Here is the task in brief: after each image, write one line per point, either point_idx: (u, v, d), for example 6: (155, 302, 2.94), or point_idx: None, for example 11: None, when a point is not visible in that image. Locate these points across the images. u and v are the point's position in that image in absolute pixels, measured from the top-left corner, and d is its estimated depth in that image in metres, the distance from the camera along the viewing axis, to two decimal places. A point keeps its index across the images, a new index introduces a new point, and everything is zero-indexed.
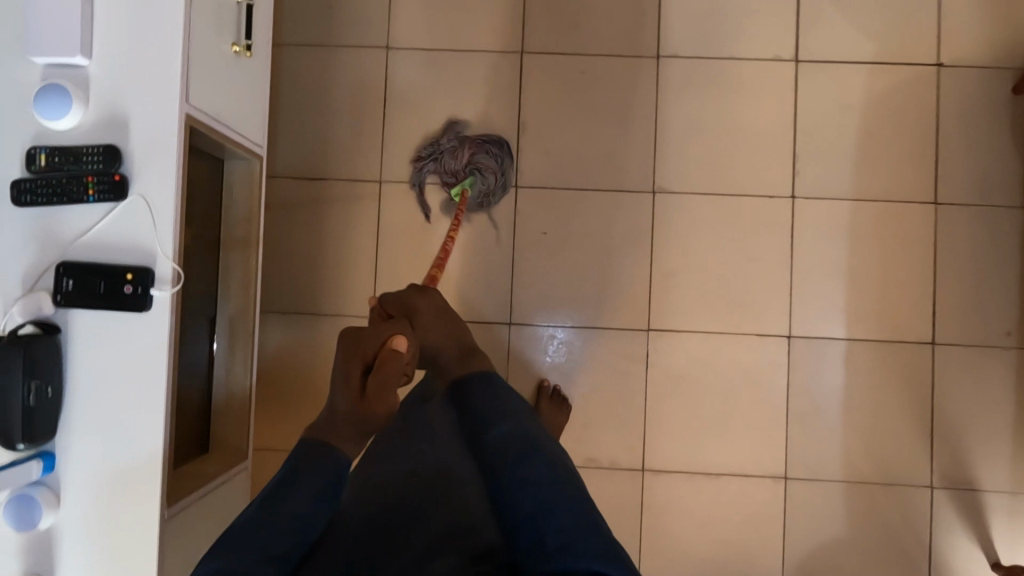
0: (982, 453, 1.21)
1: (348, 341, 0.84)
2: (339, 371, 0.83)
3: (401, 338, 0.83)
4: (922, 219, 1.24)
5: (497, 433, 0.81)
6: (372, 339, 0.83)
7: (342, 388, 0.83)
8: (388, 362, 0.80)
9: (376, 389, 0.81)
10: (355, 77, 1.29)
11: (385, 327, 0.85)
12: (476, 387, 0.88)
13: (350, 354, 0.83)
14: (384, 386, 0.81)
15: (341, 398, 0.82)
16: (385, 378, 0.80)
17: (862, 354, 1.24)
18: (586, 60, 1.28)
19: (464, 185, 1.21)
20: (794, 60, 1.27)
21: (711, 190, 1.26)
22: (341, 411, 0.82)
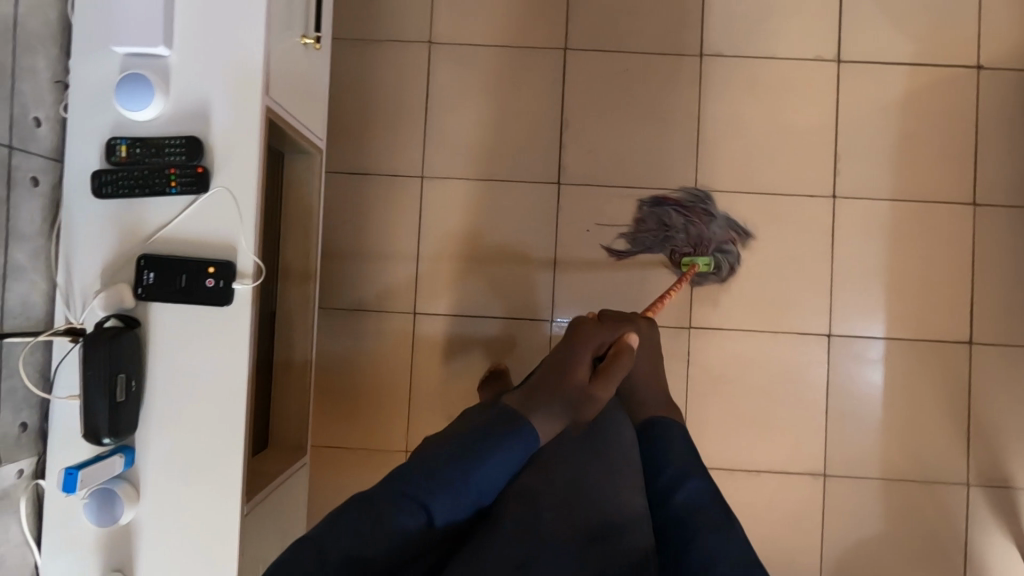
0: (1018, 452, 1.23)
1: (587, 327, 0.90)
2: (568, 351, 0.86)
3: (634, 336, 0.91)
4: (962, 220, 1.26)
5: (683, 487, 0.71)
6: (601, 333, 0.89)
7: (573, 363, 0.84)
8: (624, 352, 0.87)
9: (610, 370, 0.84)
10: (398, 72, 1.28)
11: (617, 325, 0.92)
12: (663, 437, 0.81)
13: (588, 339, 0.88)
14: (616, 371, 0.84)
15: (573, 372, 0.83)
16: (621, 363, 0.85)
17: (901, 353, 1.25)
18: (630, 57, 1.28)
19: (699, 262, 1.22)
20: (836, 60, 1.28)
21: (753, 189, 1.27)
22: (566, 381, 0.81)
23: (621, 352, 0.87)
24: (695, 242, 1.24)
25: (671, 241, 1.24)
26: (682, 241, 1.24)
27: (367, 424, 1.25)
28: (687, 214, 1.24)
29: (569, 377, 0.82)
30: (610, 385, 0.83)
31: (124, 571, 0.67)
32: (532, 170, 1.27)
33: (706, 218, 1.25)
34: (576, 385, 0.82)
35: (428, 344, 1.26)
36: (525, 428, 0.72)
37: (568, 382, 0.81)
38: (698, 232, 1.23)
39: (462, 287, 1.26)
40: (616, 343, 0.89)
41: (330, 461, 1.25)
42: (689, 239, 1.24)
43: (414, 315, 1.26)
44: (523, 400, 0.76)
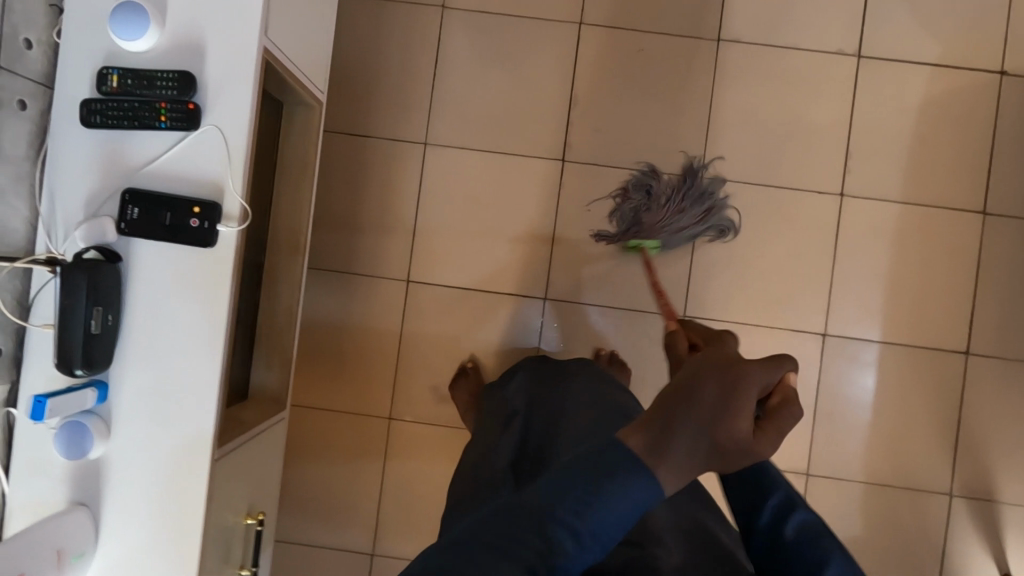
0: (1004, 466, 1.22)
1: (754, 363, 0.56)
2: (716, 370, 0.56)
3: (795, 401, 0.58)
4: (970, 227, 1.23)
5: (792, 519, 0.60)
6: (767, 372, 0.57)
7: (734, 382, 0.55)
8: (791, 406, 0.58)
9: (767, 424, 0.56)
10: (408, 35, 1.25)
11: (782, 366, 0.58)
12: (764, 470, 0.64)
13: (752, 373, 0.56)
14: (779, 427, 0.57)
15: (714, 388, 0.55)
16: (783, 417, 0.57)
17: (896, 358, 1.23)
18: (645, 37, 1.25)
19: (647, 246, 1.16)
20: (855, 55, 1.25)
21: (760, 181, 1.25)
22: (716, 432, 0.53)
23: (783, 405, 0.58)
24: (661, 229, 1.14)
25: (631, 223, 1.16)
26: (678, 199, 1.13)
27: (355, 388, 1.25)
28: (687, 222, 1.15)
29: (716, 409, 0.54)
30: (767, 431, 0.56)
31: (90, 507, 0.67)
32: (537, 145, 1.25)
33: (678, 218, 1.13)
34: (722, 422, 0.54)
35: (420, 313, 1.25)
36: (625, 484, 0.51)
37: (716, 418, 0.54)
38: (681, 225, 1.14)
39: (459, 257, 1.26)
40: (779, 386, 0.60)
41: (313, 423, 1.25)
42: (691, 219, 1.14)
43: (407, 283, 1.25)
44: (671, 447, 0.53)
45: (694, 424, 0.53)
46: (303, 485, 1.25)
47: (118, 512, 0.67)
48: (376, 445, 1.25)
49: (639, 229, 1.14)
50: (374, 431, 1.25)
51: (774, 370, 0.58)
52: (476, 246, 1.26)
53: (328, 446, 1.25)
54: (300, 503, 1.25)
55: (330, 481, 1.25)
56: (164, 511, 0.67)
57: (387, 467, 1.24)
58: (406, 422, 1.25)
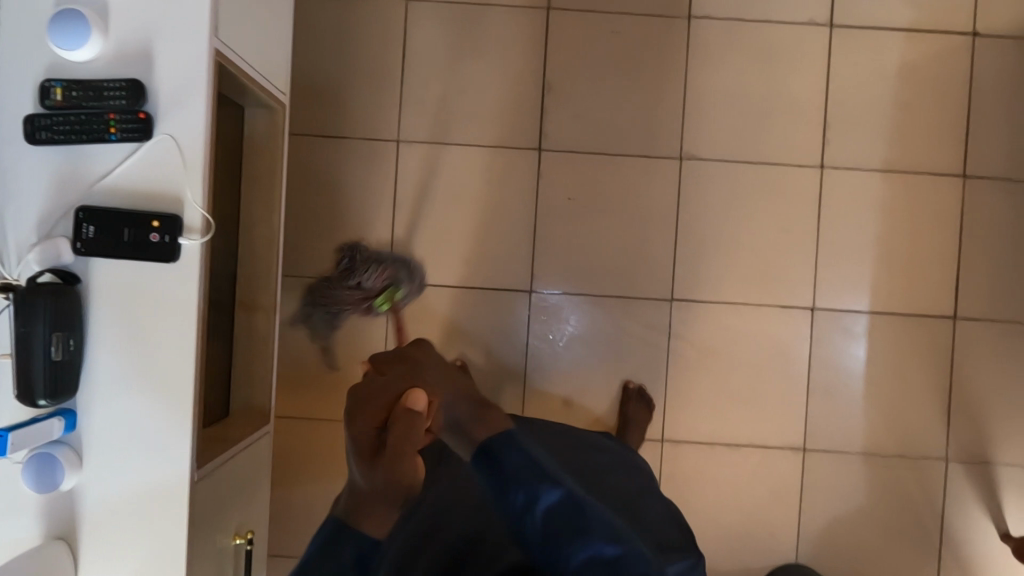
0: (999, 428, 1.22)
1: (365, 387, 0.68)
2: (361, 409, 0.65)
3: (417, 398, 0.65)
4: (951, 191, 1.23)
5: (538, 506, 0.64)
6: (380, 393, 0.67)
7: (352, 436, 0.65)
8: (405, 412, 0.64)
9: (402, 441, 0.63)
10: (371, 30, 1.22)
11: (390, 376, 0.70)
12: (511, 448, 0.67)
13: (364, 415, 0.65)
14: (400, 445, 0.63)
15: (360, 420, 0.66)
16: (404, 429, 0.63)
17: (885, 327, 1.23)
18: (615, 18, 1.22)
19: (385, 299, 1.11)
20: (827, 25, 1.23)
21: (739, 158, 1.23)
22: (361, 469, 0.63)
23: (400, 419, 0.64)
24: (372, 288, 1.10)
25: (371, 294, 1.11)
26: (354, 308, 1.11)
27: (342, 396, 1.22)
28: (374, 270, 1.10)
29: (355, 464, 0.64)
30: (414, 447, 0.64)
31: (68, 541, 0.64)
32: (512, 135, 1.22)
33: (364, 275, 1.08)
34: (360, 478, 0.63)
35: (404, 315, 1.23)
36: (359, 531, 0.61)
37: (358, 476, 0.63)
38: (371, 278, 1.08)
39: (440, 254, 1.22)
40: (398, 403, 0.65)
41: (302, 435, 1.22)
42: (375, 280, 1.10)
43: None
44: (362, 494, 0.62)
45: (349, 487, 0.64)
46: (296, 499, 1.22)
47: (97, 544, 0.64)
48: None
49: (343, 308, 1.12)
50: None
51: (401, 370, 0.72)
52: (457, 244, 1.22)
53: (319, 457, 1.22)
54: (295, 518, 1.22)
55: (325, 492, 1.22)
56: (147, 539, 0.64)
57: None
58: None
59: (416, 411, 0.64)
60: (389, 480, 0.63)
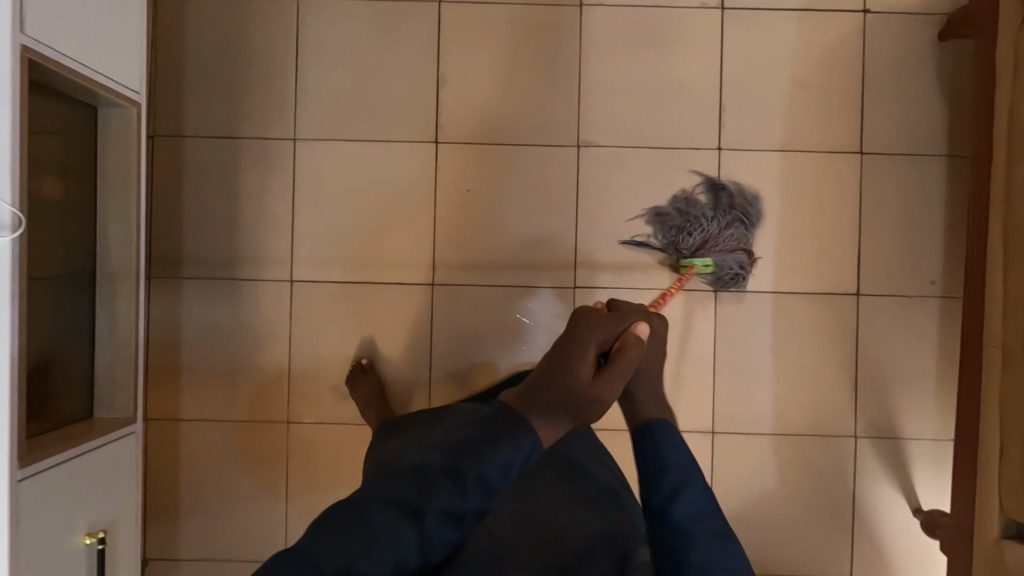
0: (906, 403, 1.22)
1: (607, 320, 0.78)
2: (590, 330, 0.76)
3: (643, 329, 0.79)
4: (849, 169, 1.23)
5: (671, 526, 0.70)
6: (613, 325, 0.78)
7: (580, 353, 0.73)
8: (629, 349, 0.76)
9: (616, 367, 0.74)
10: (264, 30, 1.22)
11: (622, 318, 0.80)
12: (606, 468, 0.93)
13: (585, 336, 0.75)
14: (626, 368, 0.74)
15: (591, 346, 0.74)
16: (630, 358, 0.75)
17: (789, 306, 1.23)
18: (507, 9, 1.23)
19: (701, 263, 1.17)
20: (719, 8, 1.23)
21: (636, 143, 1.23)
22: (573, 379, 0.70)
23: (630, 344, 0.77)
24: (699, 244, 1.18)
25: (694, 244, 1.19)
26: (676, 249, 1.20)
27: (251, 396, 1.23)
28: (688, 215, 1.20)
29: (569, 370, 0.71)
30: (623, 379, 0.74)
31: None
32: (408, 129, 1.23)
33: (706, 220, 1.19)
34: (580, 378, 0.71)
35: (308, 312, 1.23)
36: (526, 431, 0.63)
37: (573, 381, 0.70)
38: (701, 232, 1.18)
39: (342, 252, 1.23)
40: (621, 338, 0.78)
41: (209, 435, 1.23)
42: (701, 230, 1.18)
43: (291, 283, 1.23)
44: (537, 389, 0.68)
45: (559, 388, 0.69)
46: (209, 500, 1.23)
47: None
48: (276, 451, 1.23)
49: (668, 246, 1.21)
50: (274, 436, 1.23)
51: (628, 311, 0.81)
52: (357, 240, 1.23)
53: (227, 456, 1.23)
54: (207, 519, 1.23)
55: (237, 492, 1.23)
56: None
57: (291, 470, 1.23)
58: (305, 424, 1.23)
59: (640, 338, 0.78)
60: (575, 400, 0.69)
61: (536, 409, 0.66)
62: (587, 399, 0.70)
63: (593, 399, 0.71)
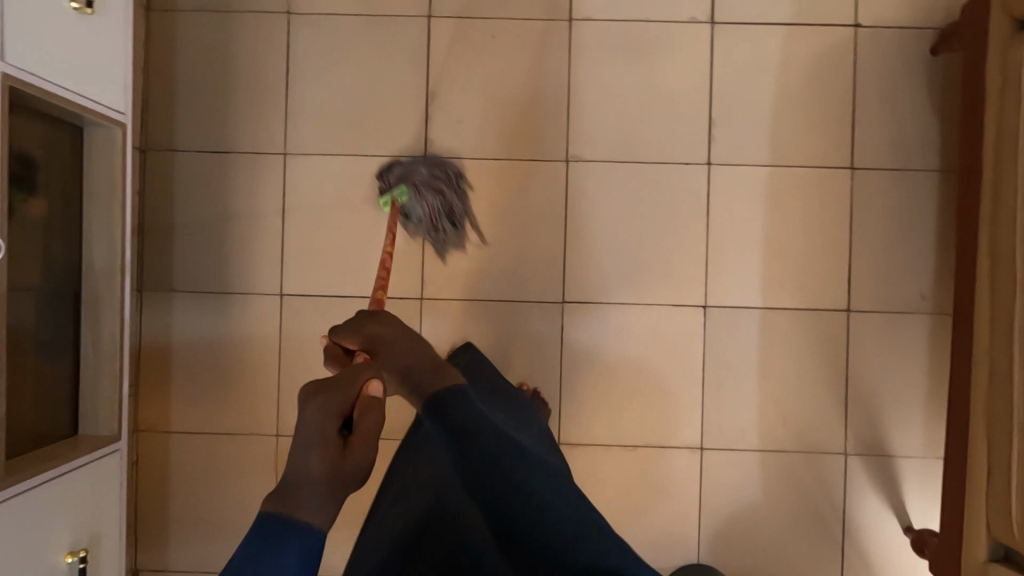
0: (896, 419, 1.21)
1: (323, 388, 0.71)
2: (318, 406, 0.69)
3: (376, 385, 0.73)
4: (839, 183, 1.22)
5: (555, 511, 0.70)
6: (342, 387, 0.72)
7: (314, 450, 0.67)
8: (369, 401, 0.71)
9: (362, 426, 0.70)
10: (255, 46, 1.23)
11: (342, 378, 0.73)
12: (463, 404, 0.76)
13: (315, 417, 0.69)
14: (370, 435, 0.70)
15: (327, 420, 0.69)
16: (368, 421, 0.70)
17: (779, 322, 1.22)
18: (495, 24, 1.23)
19: (396, 196, 1.16)
20: (709, 22, 1.23)
21: (625, 158, 1.23)
22: (304, 469, 0.66)
23: (365, 409, 0.71)
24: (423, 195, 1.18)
25: (414, 176, 1.18)
26: (396, 176, 1.19)
27: (240, 409, 1.24)
28: (443, 191, 1.19)
29: (312, 472, 0.66)
30: (373, 432, 0.70)
31: None
32: (397, 144, 1.23)
33: (450, 198, 1.19)
34: (314, 472, 0.66)
35: (296, 326, 1.24)
36: (294, 542, 0.64)
37: (309, 474, 0.66)
38: (426, 194, 1.17)
39: (331, 265, 1.24)
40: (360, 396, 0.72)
41: (198, 447, 1.24)
42: (430, 212, 1.18)
43: (280, 296, 1.23)
44: (272, 508, 0.65)
45: (304, 494, 0.66)
46: (199, 512, 1.24)
47: None
48: (265, 463, 1.23)
49: (394, 168, 1.20)
50: (264, 448, 1.23)
51: (352, 377, 0.73)
52: (345, 253, 1.24)
53: (215, 468, 1.24)
54: (196, 530, 1.24)
55: (227, 504, 1.24)
56: None
57: (280, 482, 1.23)
58: (294, 437, 1.23)
59: (377, 396, 0.72)
60: (326, 494, 0.66)
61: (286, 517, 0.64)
62: (337, 470, 0.67)
63: (344, 466, 0.68)
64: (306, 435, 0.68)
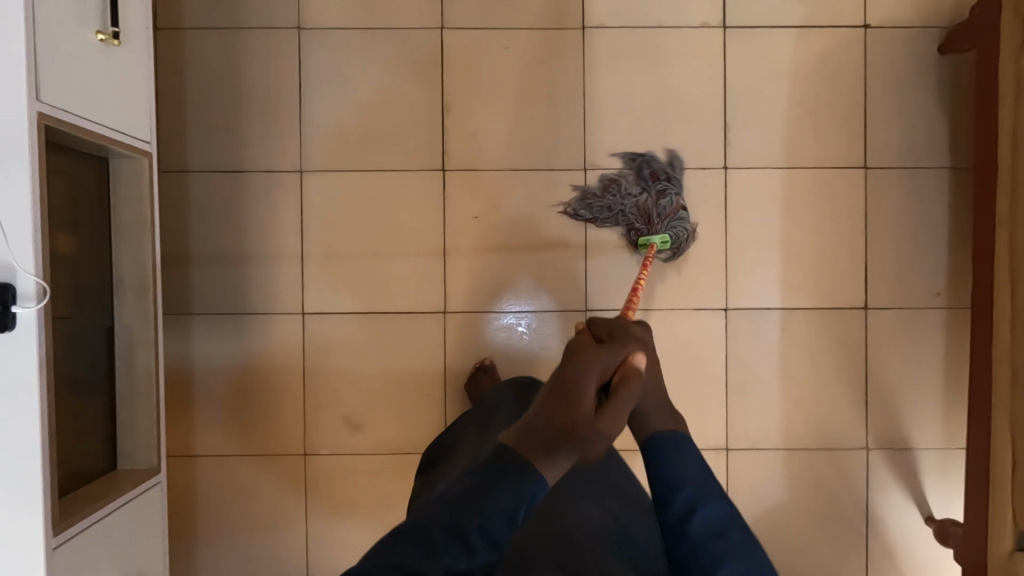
0: (915, 413, 1.24)
1: (595, 347, 0.76)
2: (589, 360, 0.75)
3: (642, 356, 0.78)
4: (853, 183, 1.24)
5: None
6: (610, 355, 0.75)
7: (576, 404, 0.71)
8: (630, 383, 0.73)
9: (620, 399, 0.72)
10: (266, 62, 1.22)
11: (618, 348, 0.76)
12: (667, 452, 0.77)
13: (588, 368, 0.73)
14: (623, 412, 0.72)
15: (595, 375, 0.73)
16: (629, 393, 0.73)
17: (798, 322, 1.24)
18: (509, 34, 1.23)
19: (657, 242, 1.17)
20: (721, 26, 1.24)
21: (642, 165, 1.24)
22: (563, 413, 0.71)
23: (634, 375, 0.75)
24: (652, 216, 1.18)
25: (652, 216, 1.18)
26: (635, 218, 1.19)
27: (266, 430, 1.23)
28: (642, 185, 1.21)
29: (573, 411, 0.71)
30: (625, 414, 0.72)
31: None
32: (414, 158, 1.23)
33: (653, 193, 1.19)
34: (590, 415, 0.71)
35: (320, 343, 1.23)
36: (534, 474, 0.67)
37: (565, 418, 0.70)
38: (642, 207, 1.19)
39: (352, 282, 1.23)
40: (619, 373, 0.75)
41: (224, 470, 1.23)
42: (645, 206, 1.19)
43: (302, 315, 1.23)
44: (523, 440, 0.70)
45: (558, 426, 0.70)
46: (228, 535, 1.23)
47: None
48: (294, 483, 1.23)
49: (623, 214, 1.20)
50: (292, 468, 1.23)
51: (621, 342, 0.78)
52: (366, 270, 1.23)
53: (244, 490, 1.23)
54: (226, 553, 1.24)
55: (257, 526, 1.23)
56: None
57: (309, 501, 1.23)
58: (321, 455, 1.23)
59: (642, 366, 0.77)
60: (573, 447, 0.69)
61: (534, 448, 0.69)
62: (584, 433, 0.70)
63: (591, 433, 0.70)
64: (574, 381, 0.72)
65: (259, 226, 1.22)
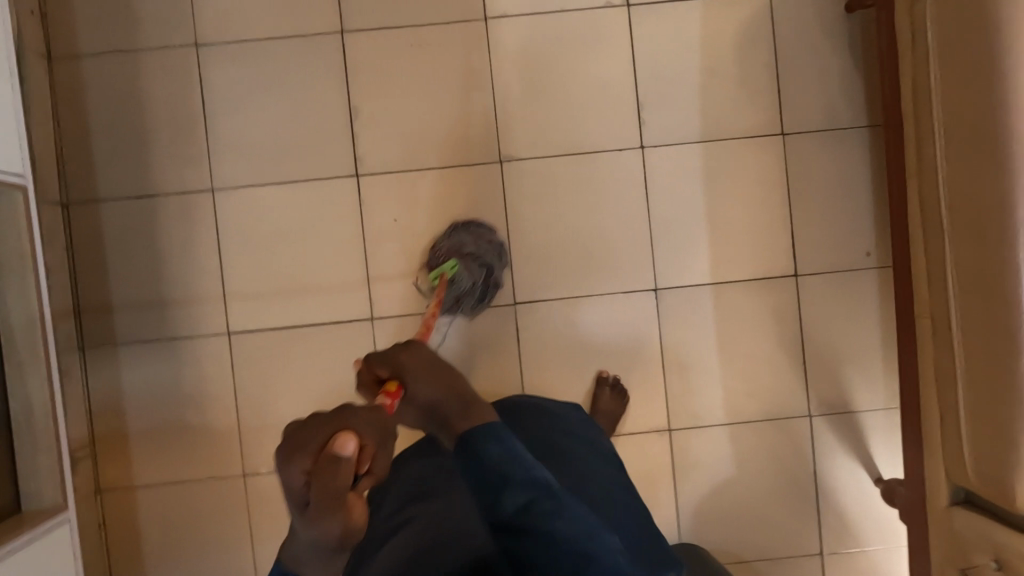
0: (855, 376, 1.23)
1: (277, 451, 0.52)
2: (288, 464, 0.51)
3: (344, 441, 0.50)
4: (772, 151, 1.23)
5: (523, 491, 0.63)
6: (293, 449, 0.51)
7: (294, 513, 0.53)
8: (322, 472, 0.50)
9: (319, 503, 0.51)
10: (167, 83, 1.20)
11: (295, 439, 0.51)
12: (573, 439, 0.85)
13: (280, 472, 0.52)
14: (331, 508, 0.51)
15: (292, 482, 0.51)
16: (331, 477, 0.50)
17: (730, 295, 1.23)
18: (411, 31, 1.21)
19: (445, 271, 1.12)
20: (625, 5, 1.22)
21: (559, 152, 1.22)
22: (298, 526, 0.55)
23: (329, 475, 0.50)
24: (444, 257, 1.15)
25: (463, 249, 1.15)
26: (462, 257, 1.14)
27: (203, 455, 1.21)
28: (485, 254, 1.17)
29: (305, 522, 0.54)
30: (343, 504, 0.52)
31: None
32: (327, 166, 1.21)
33: (476, 262, 1.15)
34: (310, 534, 0.54)
35: (249, 362, 1.21)
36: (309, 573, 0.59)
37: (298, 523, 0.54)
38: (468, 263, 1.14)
39: (276, 297, 1.21)
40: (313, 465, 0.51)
41: (165, 499, 1.22)
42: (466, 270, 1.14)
43: (228, 335, 1.21)
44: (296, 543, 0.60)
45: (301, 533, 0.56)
46: (174, 565, 1.22)
47: None
48: (236, 505, 1.22)
49: (461, 248, 1.15)
50: (233, 490, 1.21)
51: (303, 444, 0.50)
52: (289, 284, 1.21)
53: (186, 517, 1.21)
54: None
55: (202, 552, 1.22)
56: None
57: (254, 522, 1.22)
58: (261, 475, 1.22)
59: (342, 462, 0.50)
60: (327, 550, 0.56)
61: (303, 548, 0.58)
62: (325, 534, 0.54)
63: (331, 532, 0.54)
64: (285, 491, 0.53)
65: (176, 250, 1.20)
